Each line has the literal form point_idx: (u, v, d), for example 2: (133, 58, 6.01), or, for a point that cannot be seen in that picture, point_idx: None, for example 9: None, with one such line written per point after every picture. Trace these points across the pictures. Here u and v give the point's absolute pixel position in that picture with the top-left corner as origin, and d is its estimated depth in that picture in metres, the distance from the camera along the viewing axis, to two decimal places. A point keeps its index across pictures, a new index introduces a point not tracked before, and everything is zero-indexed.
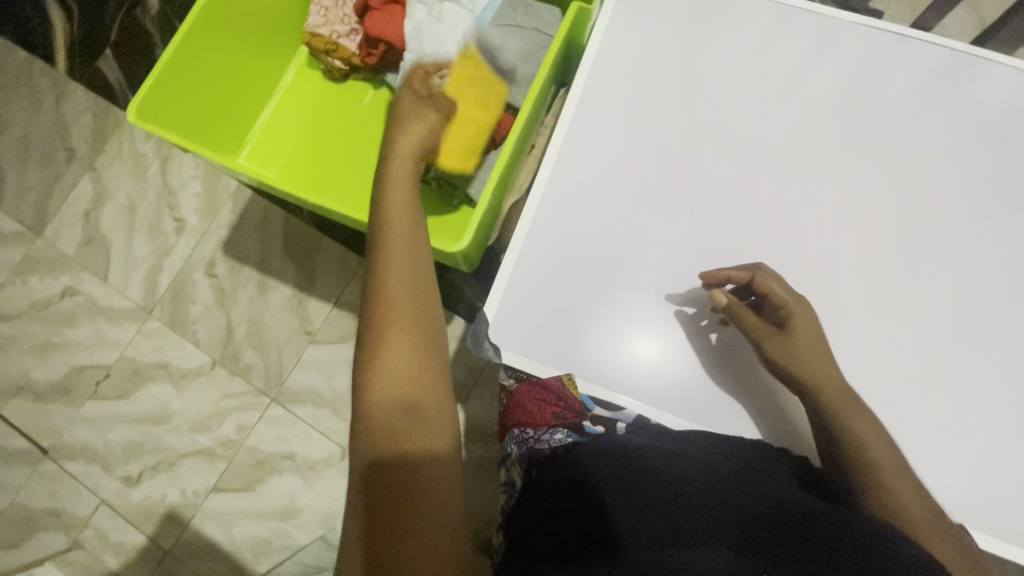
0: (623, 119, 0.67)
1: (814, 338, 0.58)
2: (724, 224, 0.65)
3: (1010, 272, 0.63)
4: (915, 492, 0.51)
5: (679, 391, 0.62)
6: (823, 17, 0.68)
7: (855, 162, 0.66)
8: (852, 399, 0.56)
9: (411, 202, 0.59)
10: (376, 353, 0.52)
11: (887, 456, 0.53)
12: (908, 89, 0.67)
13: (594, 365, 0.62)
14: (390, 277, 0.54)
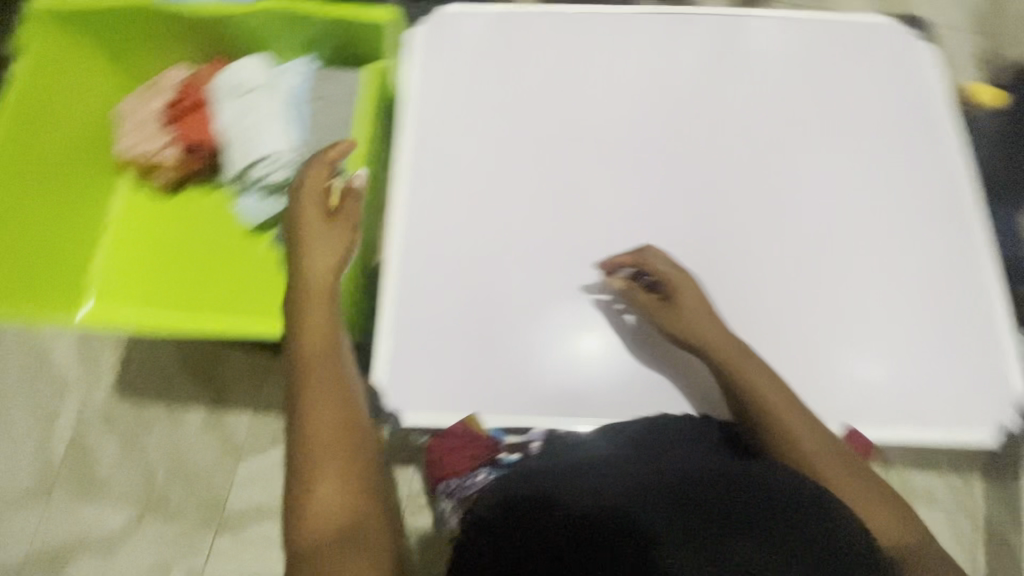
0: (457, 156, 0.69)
1: (698, 300, 0.60)
2: (580, 223, 0.68)
3: (844, 186, 0.68)
4: (822, 440, 0.54)
5: (597, 391, 0.63)
6: (603, 21, 0.74)
7: (681, 134, 0.71)
8: (742, 348, 0.59)
9: (332, 325, 0.55)
10: (306, 488, 0.48)
11: (791, 407, 0.55)
12: (704, 57, 0.73)
13: (505, 389, 0.62)
14: (314, 411, 0.51)
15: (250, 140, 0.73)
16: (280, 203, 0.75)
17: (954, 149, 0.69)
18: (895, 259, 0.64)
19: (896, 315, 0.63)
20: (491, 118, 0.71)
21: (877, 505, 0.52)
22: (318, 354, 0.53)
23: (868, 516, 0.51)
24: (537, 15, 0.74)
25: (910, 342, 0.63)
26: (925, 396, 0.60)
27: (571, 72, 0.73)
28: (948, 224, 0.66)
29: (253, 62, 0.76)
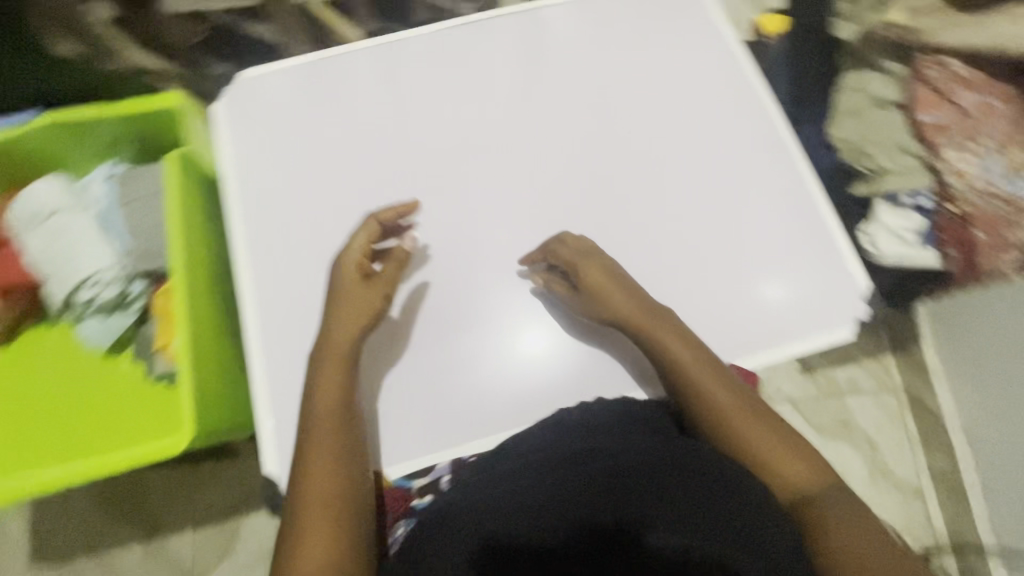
0: (292, 213, 0.65)
1: (608, 278, 0.62)
2: (439, 245, 0.66)
3: (678, 140, 0.71)
4: (739, 401, 0.58)
5: (524, 396, 0.62)
6: (405, 43, 0.74)
7: (521, 132, 0.71)
8: (649, 313, 0.61)
9: (344, 386, 0.56)
10: (292, 553, 0.49)
11: (710, 371, 0.59)
12: (520, 54, 0.74)
13: (442, 430, 0.61)
14: (306, 480, 0.52)
15: (66, 267, 0.70)
16: (126, 315, 0.71)
17: (757, 80, 0.73)
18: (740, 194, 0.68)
19: (760, 244, 0.66)
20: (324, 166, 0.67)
21: (789, 459, 0.56)
22: (329, 420, 0.55)
23: (775, 470, 0.56)
24: (344, 55, 0.72)
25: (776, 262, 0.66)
26: (802, 306, 0.64)
27: (387, 101, 0.71)
28: (775, 149, 0.70)
29: (43, 181, 0.71)
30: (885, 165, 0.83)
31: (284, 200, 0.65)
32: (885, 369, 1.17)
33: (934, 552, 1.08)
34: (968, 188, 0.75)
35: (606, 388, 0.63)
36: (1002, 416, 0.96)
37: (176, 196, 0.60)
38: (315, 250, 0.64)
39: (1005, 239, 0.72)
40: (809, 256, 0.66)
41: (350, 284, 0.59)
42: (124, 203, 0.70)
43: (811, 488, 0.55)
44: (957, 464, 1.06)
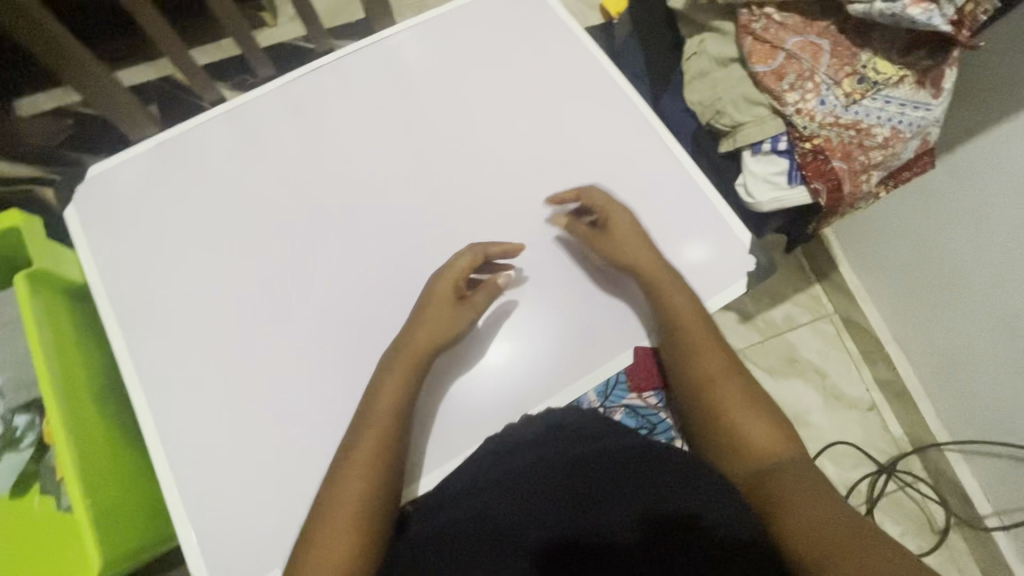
0: (174, 302, 0.63)
1: (633, 230, 0.64)
2: (330, 299, 0.64)
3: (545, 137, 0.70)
4: (724, 368, 0.61)
5: (512, 390, 0.61)
6: (251, 104, 0.72)
7: (393, 164, 0.70)
8: (658, 262, 0.62)
9: (399, 401, 0.57)
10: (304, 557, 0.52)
11: (704, 331, 0.61)
12: (375, 88, 0.73)
13: (457, 423, 0.61)
14: (336, 487, 0.55)
15: None
16: (19, 452, 0.65)
17: (607, 62, 0.73)
18: (617, 174, 0.68)
19: (648, 218, 0.66)
20: (198, 248, 0.66)
21: (760, 429, 0.58)
22: (381, 423, 0.56)
23: (746, 439, 0.58)
24: (193, 129, 0.70)
25: (667, 229, 0.66)
26: (701, 264, 0.65)
27: (247, 167, 0.69)
28: (640, 122, 0.70)
29: None
30: (736, 119, 0.66)
31: (163, 292, 0.64)
32: (815, 298, 1.21)
33: (900, 460, 1.12)
34: (813, 123, 0.62)
35: (534, 392, 0.61)
36: (920, 316, 1.02)
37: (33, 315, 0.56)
38: (204, 335, 0.62)
39: (859, 165, 0.63)
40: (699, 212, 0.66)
41: (444, 301, 0.60)
42: None
43: (776, 456, 0.57)
44: (897, 372, 1.10)
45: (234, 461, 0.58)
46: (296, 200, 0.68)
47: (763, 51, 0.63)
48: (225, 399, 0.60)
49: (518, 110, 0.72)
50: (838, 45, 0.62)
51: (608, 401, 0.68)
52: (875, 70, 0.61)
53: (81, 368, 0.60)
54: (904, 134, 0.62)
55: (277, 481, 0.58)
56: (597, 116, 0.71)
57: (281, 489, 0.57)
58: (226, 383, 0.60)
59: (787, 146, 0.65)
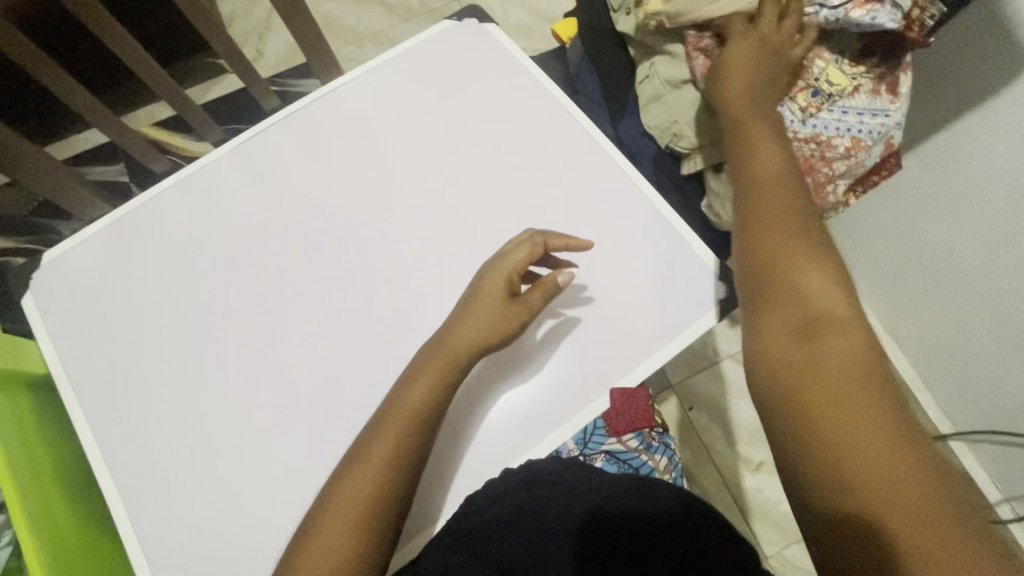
0: (136, 387, 0.62)
1: (752, 66, 0.56)
2: (294, 369, 0.62)
3: (503, 177, 0.69)
4: (802, 224, 0.50)
5: (529, 425, 0.59)
6: (202, 172, 0.71)
7: (350, 217, 0.68)
8: (755, 99, 0.56)
9: (438, 403, 0.55)
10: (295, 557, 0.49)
11: (787, 183, 0.52)
12: (326, 144, 0.72)
13: (483, 451, 0.58)
14: (345, 482, 0.52)
15: None
16: None
17: (560, 94, 0.72)
18: (580, 205, 0.66)
19: (615, 247, 0.64)
20: (159, 325, 0.64)
21: (831, 303, 0.45)
22: (400, 424, 0.54)
23: (799, 285, 0.46)
24: (147, 201, 0.69)
25: (636, 256, 0.64)
26: (677, 288, 0.62)
27: (201, 236, 0.68)
28: (598, 152, 0.68)
29: None
30: (695, 141, 0.65)
31: (126, 374, 0.62)
32: None
33: None
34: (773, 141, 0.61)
35: (536, 440, 0.58)
36: (916, 305, 0.99)
37: None
38: (172, 414, 0.61)
39: (824, 177, 0.63)
40: (668, 236, 0.64)
41: (494, 296, 0.58)
42: None
43: (832, 314, 0.45)
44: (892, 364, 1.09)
45: (211, 544, 0.56)
46: (257, 264, 0.67)
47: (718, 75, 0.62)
48: (196, 479, 0.58)
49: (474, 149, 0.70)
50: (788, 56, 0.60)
51: (587, 448, 0.69)
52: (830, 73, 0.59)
53: (47, 463, 0.59)
54: (866, 142, 0.61)
55: (256, 562, 0.56)
56: (555, 151, 0.69)
57: (259, 569, 0.55)
58: (195, 463, 0.59)
59: None
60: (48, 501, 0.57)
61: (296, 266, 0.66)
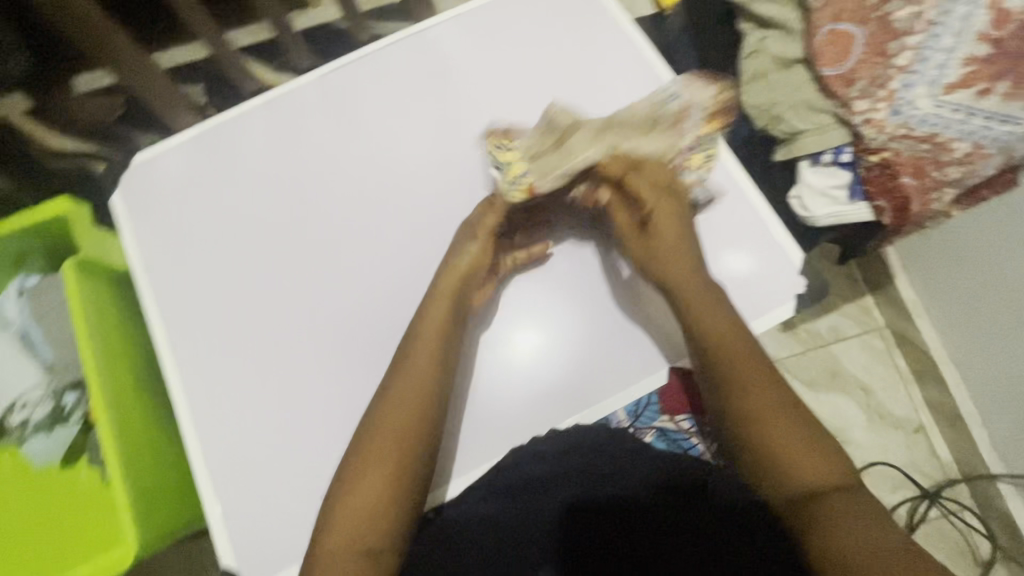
0: (209, 298, 0.64)
1: (680, 229, 0.59)
2: (358, 302, 0.63)
3: None
4: (768, 387, 0.54)
5: (550, 381, 0.59)
6: (289, 97, 0.71)
7: (428, 161, 0.68)
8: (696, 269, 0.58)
9: (445, 337, 0.57)
10: (328, 527, 0.51)
11: (743, 347, 0.56)
12: (411, 84, 0.71)
13: (506, 407, 0.58)
14: (379, 427, 0.54)
15: None
16: (67, 427, 0.66)
17: (657, 62, 0.69)
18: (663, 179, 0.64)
19: (691, 228, 0.62)
20: (234, 239, 0.66)
21: (815, 462, 0.51)
22: (428, 365, 0.55)
23: (782, 462, 0.51)
24: (232, 119, 0.70)
25: (718, 238, 0.62)
26: (759, 278, 0.60)
27: (280, 160, 0.69)
28: None
29: None
30: (796, 126, 0.62)
31: (202, 282, 0.64)
32: (865, 310, 1.15)
33: (945, 486, 1.06)
34: (883, 134, 0.57)
35: (564, 387, 0.59)
36: (990, 341, 0.93)
37: (78, 302, 0.58)
38: (239, 326, 0.63)
39: (932, 182, 0.58)
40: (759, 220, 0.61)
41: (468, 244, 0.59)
42: (37, 319, 0.66)
43: (818, 480, 0.50)
44: (951, 395, 1.04)
45: (264, 452, 0.59)
46: (334, 192, 0.67)
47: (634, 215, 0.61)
48: (256, 388, 0.61)
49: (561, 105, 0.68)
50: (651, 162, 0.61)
51: (637, 421, 0.66)
52: (693, 153, 0.60)
53: (124, 353, 0.63)
54: (988, 150, 0.54)
55: (304, 475, 0.58)
56: None
57: (306, 483, 0.58)
58: (257, 374, 0.61)
59: (850, 159, 0.61)
60: (122, 388, 0.60)
61: (369, 201, 0.67)
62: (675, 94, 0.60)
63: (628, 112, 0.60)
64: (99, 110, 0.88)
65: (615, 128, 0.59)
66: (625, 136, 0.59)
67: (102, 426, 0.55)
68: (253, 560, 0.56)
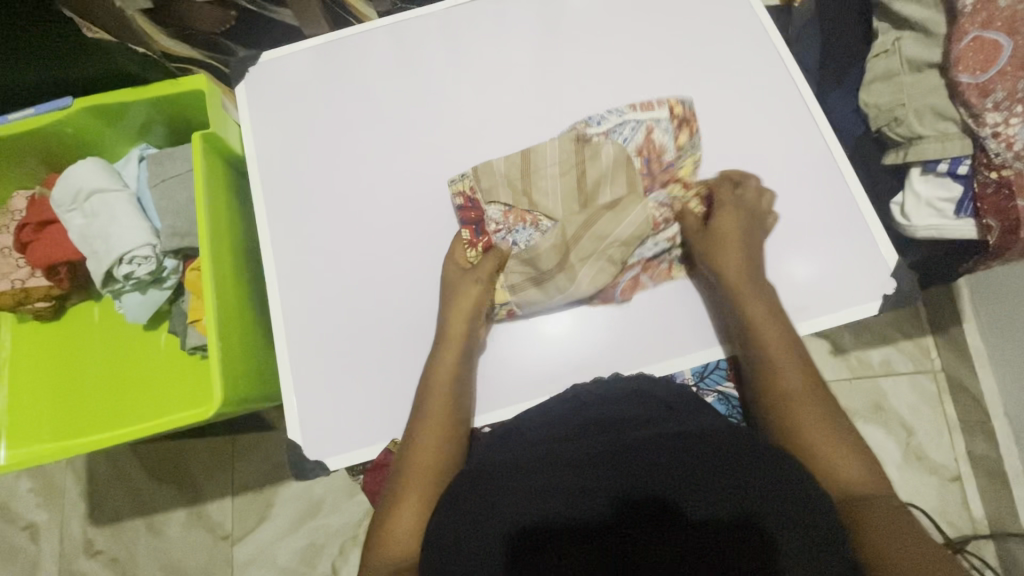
0: (311, 196, 0.67)
1: (737, 229, 0.60)
2: (446, 225, 0.66)
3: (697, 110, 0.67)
4: (798, 372, 0.56)
5: (597, 351, 0.61)
6: (411, 23, 0.73)
7: (534, 102, 0.69)
8: (754, 279, 0.59)
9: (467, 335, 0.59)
10: (395, 500, 0.53)
11: (777, 335, 0.57)
12: (531, 26, 0.72)
13: (562, 356, 0.61)
14: (429, 393, 0.57)
15: (102, 245, 0.70)
16: (161, 291, 0.73)
17: (783, 45, 0.68)
18: (768, 160, 0.64)
19: (787, 215, 0.62)
20: (345, 143, 0.69)
21: (847, 456, 0.52)
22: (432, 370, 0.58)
23: (825, 457, 0.52)
24: (359, 34, 0.73)
25: (811, 227, 0.62)
26: (844, 272, 0.60)
27: (394, 81, 0.71)
28: (803, 114, 0.65)
29: (84, 165, 0.72)
30: (916, 130, 0.62)
31: (310, 177, 0.68)
32: (923, 350, 1.12)
33: (971, 540, 1.03)
34: (1010, 151, 0.56)
35: (619, 354, 0.61)
36: None
37: (202, 169, 0.65)
38: (335, 226, 0.66)
39: None
40: (853, 214, 0.62)
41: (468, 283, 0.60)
42: (154, 184, 0.72)
43: (861, 484, 0.51)
44: (998, 450, 1.01)
45: (340, 344, 0.63)
46: (445, 116, 0.69)
47: (629, 281, 0.62)
48: (346, 284, 0.64)
49: (682, 69, 0.68)
50: (645, 176, 0.63)
51: (702, 383, 0.64)
52: (679, 162, 0.63)
53: (227, 226, 0.69)
54: None
55: (374, 372, 0.62)
56: (756, 102, 0.66)
57: (373, 381, 0.62)
58: (349, 271, 0.65)
59: (968, 172, 0.59)
60: (221, 257, 0.66)
61: (475, 131, 0.69)
62: (631, 137, 0.63)
63: (596, 159, 0.63)
64: (211, 22, 0.71)
65: (589, 173, 0.62)
66: (598, 177, 0.62)
67: (207, 281, 0.63)
68: (319, 440, 0.60)
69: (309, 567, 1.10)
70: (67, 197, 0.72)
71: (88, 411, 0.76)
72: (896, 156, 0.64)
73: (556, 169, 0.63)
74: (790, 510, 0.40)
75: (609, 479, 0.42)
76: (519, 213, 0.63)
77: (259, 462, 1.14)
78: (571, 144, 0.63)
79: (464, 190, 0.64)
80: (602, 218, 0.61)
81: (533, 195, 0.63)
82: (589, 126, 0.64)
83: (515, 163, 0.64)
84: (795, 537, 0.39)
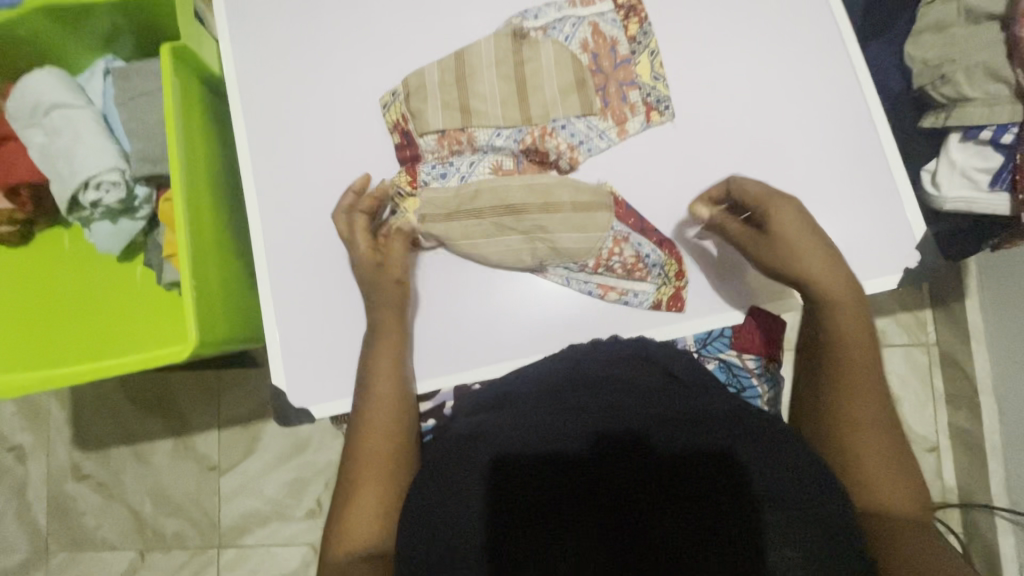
0: (297, 125, 0.61)
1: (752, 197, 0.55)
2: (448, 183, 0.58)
3: (727, 54, 0.60)
4: (864, 328, 0.54)
5: (578, 313, 0.58)
6: None
7: None
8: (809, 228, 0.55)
9: None
10: (353, 477, 0.52)
11: (835, 276, 0.54)
12: None
13: (546, 315, 0.58)
14: (392, 343, 0.56)
15: (66, 167, 0.64)
16: (134, 221, 0.68)
17: None
18: (796, 116, 0.59)
19: (812, 174, 0.58)
20: (333, 66, 0.62)
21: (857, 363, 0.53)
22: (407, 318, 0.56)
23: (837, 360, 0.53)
24: None
25: (838, 190, 0.58)
26: (870, 238, 0.57)
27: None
28: (842, 65, 0.59)
29: (44, 75, 0.65)
30: (963, 91, 0.57)
31: (296, 104, 0.62)
32: (920, 324, 1.11)
33: (940, 507, 1.07)
34: None
35: (607, 316, 0.58)
36: None
37: (173, 87, 0.59)
38: (323, 161, 0.61)
39: None
40: (880, 179, 0.57)
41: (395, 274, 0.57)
42: (123, 101, 0.66)
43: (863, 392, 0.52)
44: (981, 425, 1.02)
45: (325, 290, 0.59)
46: (447, 39, 0.62)
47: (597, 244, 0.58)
48: (330, 224, 0.60)
49: (713, 5, 0.61)
50: (597, 74, 0.59)
51: (704, 349, 0.62)
52: (636, 56, 0.60)
53: (202, 154, 0.63)
54: None
55: (360, 320, 0.59)
56: (792, 46, 0.60)
57: (361, 327, 0.59)
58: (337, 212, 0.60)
59: (1012, 141, 0.54)
60: (195, 185, 0.61)
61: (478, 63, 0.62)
62: (572, 35, 0.60)
63: (536, 57, 0.59)
64: None
65: (527, 67, 0.59)
66: (541, 75, 0.59)
67: (179, 210, 0.58)
68: (301, 386, 0.58)
69: (297, 499, 1.12)
70: (25, 110, 0.65)
71: (65, 343, 0.73)
72: (931, 122, 0.61)
73: (491, 65, 0.59)
74: (774, 476, 0.39)
75: (581, 439, 0.42)
76: (452, 136, 0.59)
77: (246, 397, 1.14)
78: (508, 40, 0.60)
79: (399, 118, 0.60)
80: (565, 215, 0.56)
81: (471, 102, 0.59)
82: (526, 21, 0.61)
83: (446, 65, 0.60)
84: (778, 500, 0.38)
